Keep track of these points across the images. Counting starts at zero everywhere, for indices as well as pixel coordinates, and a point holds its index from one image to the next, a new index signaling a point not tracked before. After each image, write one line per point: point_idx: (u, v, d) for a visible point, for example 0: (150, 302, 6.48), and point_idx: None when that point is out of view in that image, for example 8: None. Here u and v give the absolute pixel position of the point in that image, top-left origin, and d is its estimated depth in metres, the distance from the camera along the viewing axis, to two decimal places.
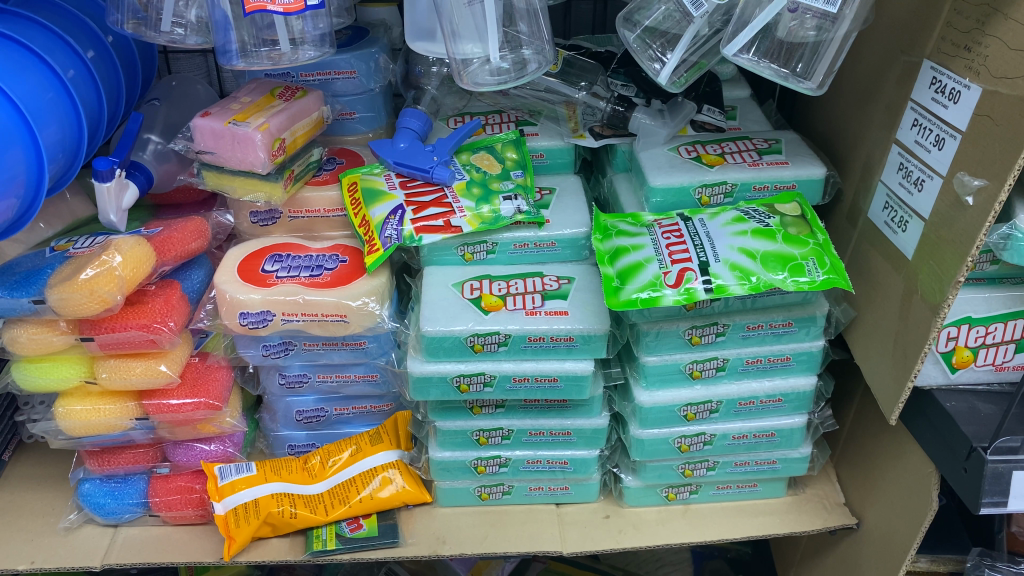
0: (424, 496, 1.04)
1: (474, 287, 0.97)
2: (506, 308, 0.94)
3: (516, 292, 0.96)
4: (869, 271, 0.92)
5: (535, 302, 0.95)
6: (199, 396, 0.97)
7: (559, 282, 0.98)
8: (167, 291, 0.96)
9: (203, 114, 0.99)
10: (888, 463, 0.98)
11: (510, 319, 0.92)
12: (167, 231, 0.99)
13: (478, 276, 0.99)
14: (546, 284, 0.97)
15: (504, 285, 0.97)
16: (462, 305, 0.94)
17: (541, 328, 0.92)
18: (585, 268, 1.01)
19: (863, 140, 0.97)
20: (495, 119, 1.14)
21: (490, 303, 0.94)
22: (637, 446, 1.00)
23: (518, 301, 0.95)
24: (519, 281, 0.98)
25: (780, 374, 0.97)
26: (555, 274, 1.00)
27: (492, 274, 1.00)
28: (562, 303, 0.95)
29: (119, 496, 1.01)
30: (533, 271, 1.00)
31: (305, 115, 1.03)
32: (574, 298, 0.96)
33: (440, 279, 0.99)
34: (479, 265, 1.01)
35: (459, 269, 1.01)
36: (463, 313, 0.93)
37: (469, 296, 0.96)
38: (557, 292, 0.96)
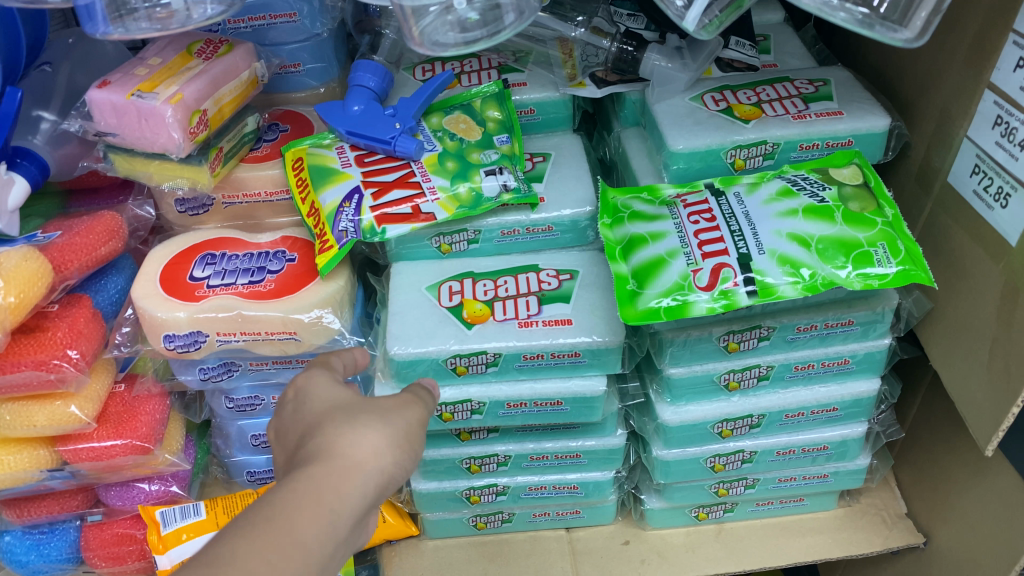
0: (410, 529, 0.89)
1: (454, 289, 0.78)
2: (494, 319, 0.75)
3: (507, 296, 0.77)
4: (951, 253, 0.73)
5: (530, 309, 0.76)
6: (125, 437, 0.79)
7: (561, 277, 0.79)
8: (73, 311, 0.77)
9: (100, 84, 0.78)
10: (966, 478, 0.80)
11: (500, 335, 0.73)
12: (68, 236, 0.79)
13: (459, 274, 0.80)
14: (543, 283, 0.78)
15: (492, 286, 0.78)
16: (440, 316, 0.75)
17: (539, 343, 0.73)
18: (592, 256, 0.81)
19: (939, 80, 0.76)
20: (473, 66, 0.93)
21: (475, 314, 0.75)
22: (661, 468, 0.83)
23: (509, 308, 0.76)
24: (509, 279, 0.79)
25: (836, 379, 0.79)
26: (553, 266, 0.80)
27: (476, 271, 0.80)
28: (566, 308, 0.76)
29: (43, 553, 0.84)
30: (527, 265, 0.81)
31: (231, 76, 0.82)
32: (580, 300, 0.76)
33: (411, 281, 0.80)
34: (462, 261, 0.82)
35: (434, 266, 0.81)
36: (443, 328, 0.74)
37: (448, 303, 0.77)
38: (558, 293, 0.77)
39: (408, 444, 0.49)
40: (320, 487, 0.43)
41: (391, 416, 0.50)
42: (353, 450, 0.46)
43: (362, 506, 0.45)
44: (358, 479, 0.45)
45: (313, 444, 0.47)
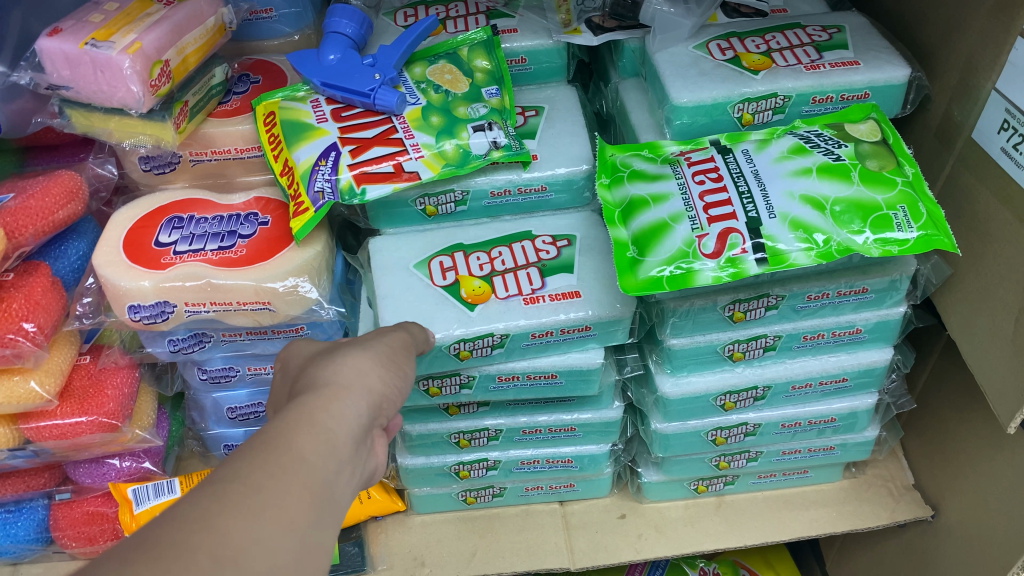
0: (396, 505, 0.85)
1: (446, 265, 0.72)
2: (496, 296, 0.70)
3: (505, 270, 0.72)
4: (974, 215, 0.68)
5: (533, 282, 0.71)
6: (90, 413, 0.74)
7: (560, 243, 0.74)
8: (30, 281, 0.72)
9: (51, 32, 0.71)
10: (979, 451, 0.76)
11: (507, 314, 0.68)
12: (22, 198, 0.73)
13: (450, 246, 0.74)
14: (542, 252, 0.73)
15: (486, 259, 0.73)
16: (436, 298, 0.70)
17: (549, 321, 0.68)
18: (591, 219, 0.76)
19: (963, 27, 0.70)
20: (460, 11, 0.86)
21: (475, 294, 0.70)
22: (660, 442, 0.79)
23: (510, 284, 0.71)
24: (504, 249, 0.74)
25: (848, 349, 0.75)
26: (548, 232, 0.75)
27: (466, 242, 0.75)
28: (571, 280, 0.71)
29: (9, 533, 0.80)
30: (521, 230, 0.75)
31: (195, 22, 0.75)
32: (586, 273, 0.71)
33: (396, 257, 0.74)
34: (449, 231, 0.76)
35: (420, 237, 0.76)
36: (442, 311, 0.69)
37: (442, 282, 0.71)
38: (559, 264, 0.72)
39: (393, 367, 0.51)
40: (313, 409, 0.42)
41: (369, 346, 0.51)
42: (341, 372, 0.47)
43: (362, 422, 0.45)
44: (352, 398, 0.45)
45: (304, 378, 0.47)
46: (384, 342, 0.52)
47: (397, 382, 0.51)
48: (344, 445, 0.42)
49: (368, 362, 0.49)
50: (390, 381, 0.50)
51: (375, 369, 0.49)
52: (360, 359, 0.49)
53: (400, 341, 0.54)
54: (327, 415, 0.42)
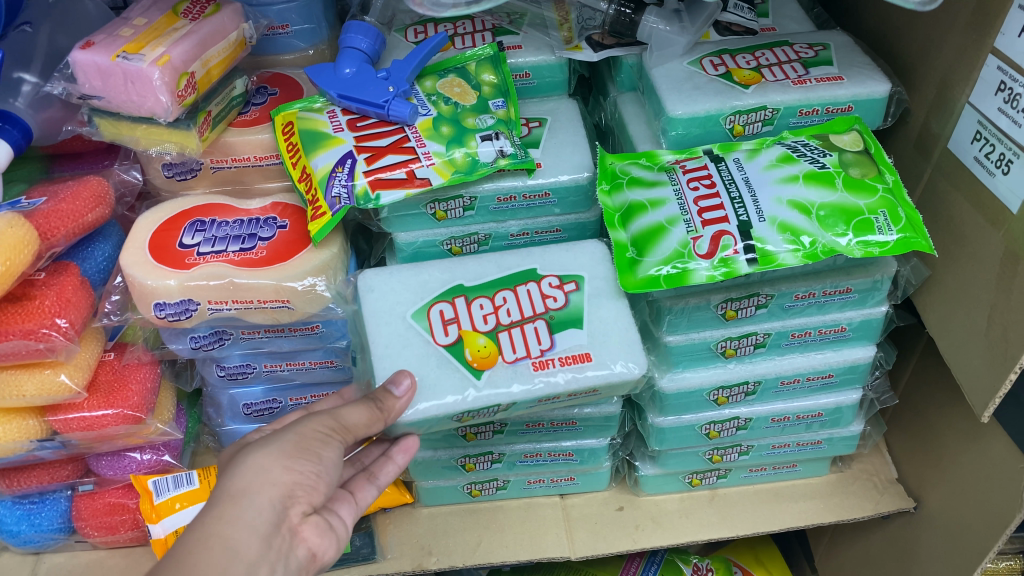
0: (404, 497, 0.89)
1: (447, 317, 0.74)
2: (504, 360, 0.71)
3: (510, 323, 0.73)
4: (951, 220, 0.73)
5: (542, 341, 0.72)
6: (116, 406, 0.78)
7: (568, 287, 0.76)
8: (60, 279, 0.76)
9: (84, 45, 0.75)
10: (958, 443, 0.81)
11: (514, 381, 0.70)
12: (53, 202, 0.77)
13: (452, 291, 0.76)
14: (550, 299, 0.75)
15: (491, 308, 0.74)
16: (440, 359, 0.71)
17: (556, 390, 0.71)
18: (598, 257, 0.78)
19: (940, 45, 0.75)
20: (466, 29, 0.91)
21: (480, 357, 0.71)
22: (656, 435, 0.83)
23: (516, 342, 0.72)
24: (506, 298, 0.75)
25: (833, 346, 0.79)
26: (554, 272, 0.77)
27: (467, 284, 0.76)
28: (580, 339, 0.72)
29: (34, 523, 0.83)
30: (526, 269, 0.77)
31: (219, 37, 0.80)
32: (592, 330, 0.73)
33: (395, 305, 0.75)
34: (449, 267, 0.78)
35: (421, 280, 0.77)
36: (446, 374, 0.71)
37: (445, 340, 0.73)
38: (567, 315, 0.74)
39: (307, 459, 0.60)
40: (213, 528, 0.54)
41: (284, 438, 0.61)
42: (245, 476, 0.58)
43: (261, 521, 0.56)
44: (251, 500, 0.56)
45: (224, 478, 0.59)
46: (301, 427, 0.62)
47: (315, 464, 0.60)
48: (244, 550, 0.54)
49: (272, 460, 0.59)
50: (301, 469, 0.59)
51: (286, 466, 0.59)
52: (264, 456, 0.59)
53: (328, 421, 0.63)
54: (226, 526, 0.54)
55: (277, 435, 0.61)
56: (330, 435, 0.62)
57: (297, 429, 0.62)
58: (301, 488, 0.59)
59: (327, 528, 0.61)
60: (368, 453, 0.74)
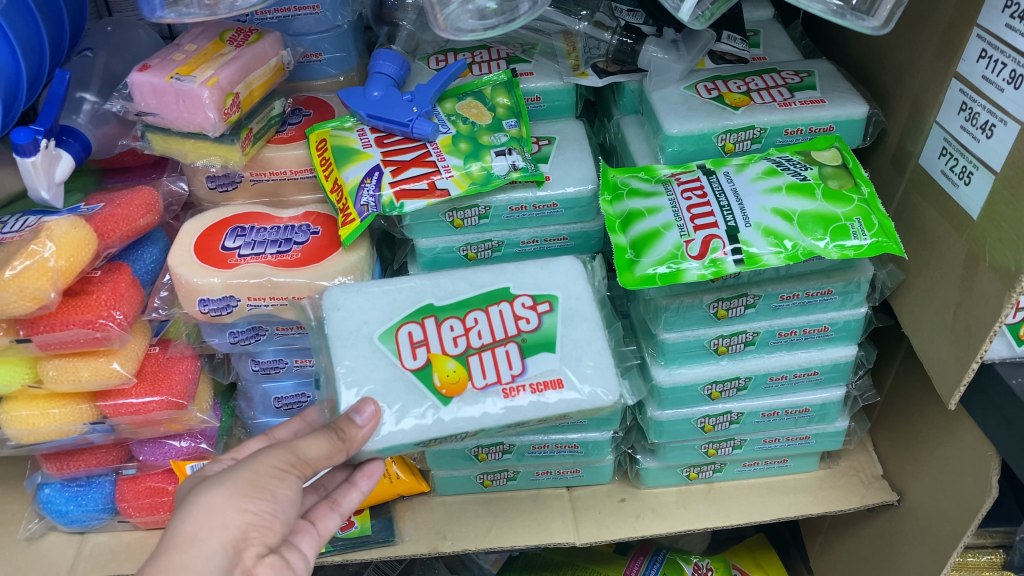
0: (421, 486, 0.95)
1: (416, 339, 0.75)
2: (472, 385, 0.72)
3: (480, 346, 0.74)
4: (921, 229, 0.80)
5: (512, 365, 0.73)
6: (161, 393, 0.86)
7: (541, 309, 0.76)
8: (114, 277, 0.84)
9: (141, 68, 0.84)
10: (936, 437, 0.87)
11: (482, 408, 0.72)
12: (109, 208, 0.86)
13: (423, 311, 0.76)
14: (522, 322, 0.76)
15: (462, 330, 0.75)
16: (408, 383, 0.72)
17: (525, 416, 0.72)
18: (572, 277, 0.79)
19: (913, 71, 0.83)
20: (483, 57, 1.00)
21: (449, 384, 0.72)
22: (655, 428, 0.90)
23: (485, 367, 0.73)
24: (476, 319, 0.76)
25: (817, 345, 0.86)
26: (526, 292, 0.78)
27: (437, 304, 0.77)
28: (553, 363, 0.74)
29: (81, 503, 0.91)
30: (498, 290, 0.78)
31: (260, 63, 0.88)
32: (565, 353, 0.74)
33: (364, 326, 0.76)
34: (421, 285, 0.78)
35: (392, 299, 0.77)
36: (413, 399, 0.72)
37: (413, 364, 0.73)
38: (538, 337, 0.75)
39: (263, 497, 0.62)
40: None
41: (237, 475, 0.62)
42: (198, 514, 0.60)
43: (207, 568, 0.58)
44: (200, 547, 0.58)
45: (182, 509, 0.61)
46: (255, 463, 0.63)
47: (270, 503, 0.62)
48: None
49: (225, 501, 0.60)
50: (255, 510, 0.61)
51: (242, 505, 0.60)
52: (218, 496, 0.60)
53: (287, 453, 0.64)
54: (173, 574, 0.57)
55: (231, 471, 0.62)
56: (286, 471, 0.63)
57: (250, 465, 0.63)
58: (255, 528, 0.61)
59: (284, 566, 0.64)
60: (331, 477, 0.76)
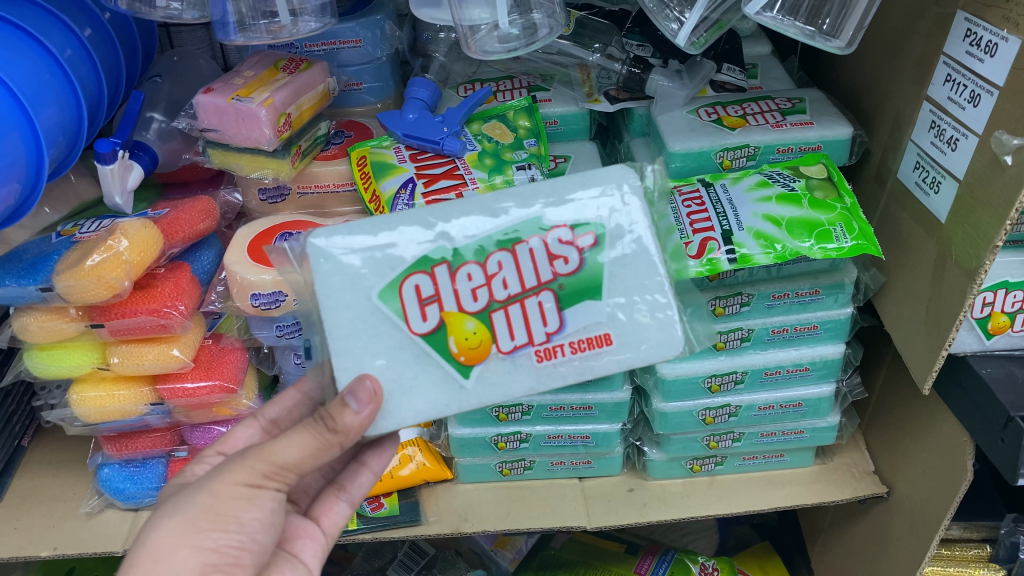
0: (445, 473, 1.04)
1: (423, 293, 0.65)
2: (499, 351, 0.65)
3: (507, 299, 0.65)
4: (899, 235, 0.89)
5: (548, 321, 0.66)
6: (213, 378, 0.96)
7: (584, 243, 0.66)
8: (176, 273, 0.94)
9: (205, 91, 0.95)
10: (920, 430, 0.95)
11: (514, 374, 0.66)
12: (174, 213, 0.97)
13: (432, 256, 0.65)
14: (559, 261, 0.65)
15: (482, 279, 0.65)
16: (418, 350, 0.65)
17: (565, 379, 0.67)
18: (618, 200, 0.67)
19: (892, 96, 0.93)
20: (507, 86, 1.11)
21: (469, 351, 0.65)
22: (660, 419, 0.98)
23: (512, 325, 0.65)
24: (502, 262, 0.65)
25: (808, 343, 0.94)
26: (564, 220, 0.66)
27: (449, 246, 0.65)
28: (596, 316, 0.66)
29: (138, 480, 1.00)
30: (531, 218, 0.65)
31: (310, 88, 1.00)
32: (611, 299, 0.66)
33: (358, 277, 0.65)
34: (426, 222, 0.65)
35: (390, 243, 0.65)
36: (425, 369, 0.65)
37: (423, 327, 0.65)
38: (577, 281, 0.65)
39: (227, 528, 0.59)
40: None
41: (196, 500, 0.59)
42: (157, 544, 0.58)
43: None
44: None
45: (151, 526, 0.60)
46: (216, 484, 0.59)
47: (235, 532, 0.59)
48: None
49: (179, 539, 0.57)
50: (217, 542, 0.58)
51: (208, 538, 0.58)
52: (176, 530, 0.58)
53: (262, 463, 0.60)
54: None
55: (191, 495, 0.60)
56: (254, 492, 0.60)
57: (212, 486, 0.59)
58: (217, 567, 0.58)
59: None
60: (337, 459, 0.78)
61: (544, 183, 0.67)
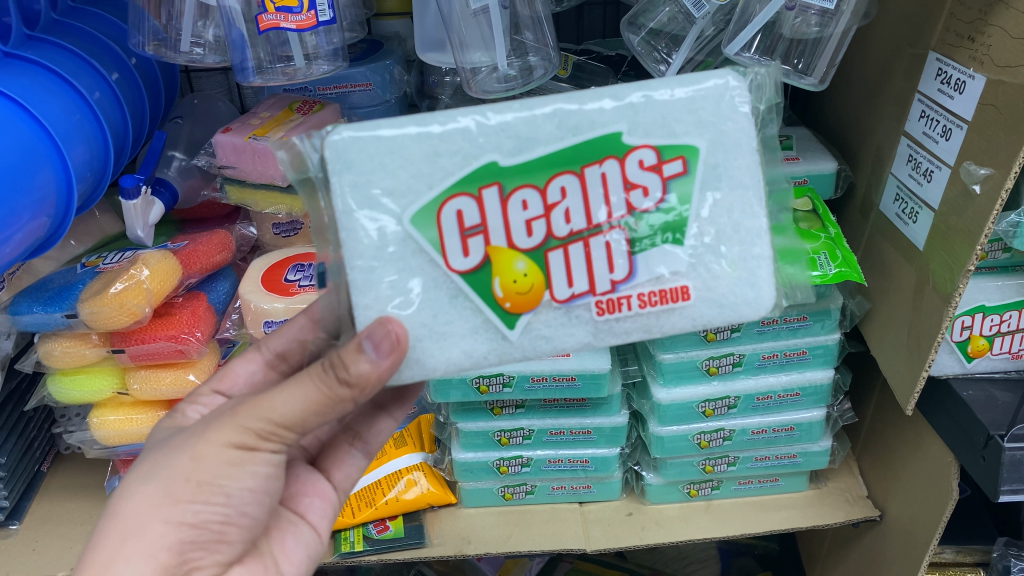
0: (449, 497, 1.07)
1: (469, 222, 0.58)
2: (553, 301, 0.60)
3: (567, 236, 0.59)
4: (882, 263, 0.93)
5: (614, 268, 0.59)
6: None
7: (669, 171, 0.59)
8: (193, 303, 0.99)
9: (223, 131, 1.01)
10: (907, 454, 0.98)
11: (567, 327, 0.61)
12: (192, 245, 1.02)
13: (481, 176, 0.58)
14: (637, 193, 0.59)
15: (541, 210, 0.58)
16: (455, 289, 0.59)
17: (628, 332, 0.61)
18: (713, 119, 0.60)
19: (873, 132, 0.98)
20: None
21: (515, 299, 0.59)
22: (656, 443, 1.01)
23: (571, 268, 0.59)
24: (566, 190, 0.58)
25: (797, 368, 0.98)
26: (651, 141, 0.59)
27: (502, 165, 0.58)
28: (674, 265, 0.60)
29: None
30: (608, 135, 0.58)
31: (322, 127, 1.05)
32: (695, 244, 0.60)
33: (387, 196, 0.58)
34: (477, 138, 0.58)
35: (432, 156, 0.58)
36: (462, 314, 0.60)
37: (464, 265, 0.59)
38: (654, 219, 0.59)
39: (211, 500, 0.57)
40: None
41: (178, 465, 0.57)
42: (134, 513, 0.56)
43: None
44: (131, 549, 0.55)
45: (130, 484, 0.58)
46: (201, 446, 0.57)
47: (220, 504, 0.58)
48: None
49: (152, 513, 0.56)
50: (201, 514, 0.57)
51: (188, 512, 0.57)
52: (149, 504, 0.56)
53: (257, 420, 0.57)
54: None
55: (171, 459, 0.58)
56: (244, 456, 0.57)
57: (194, 450, 0.57)
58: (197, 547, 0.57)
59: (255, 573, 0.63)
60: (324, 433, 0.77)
61: (628, 91, 0.59)
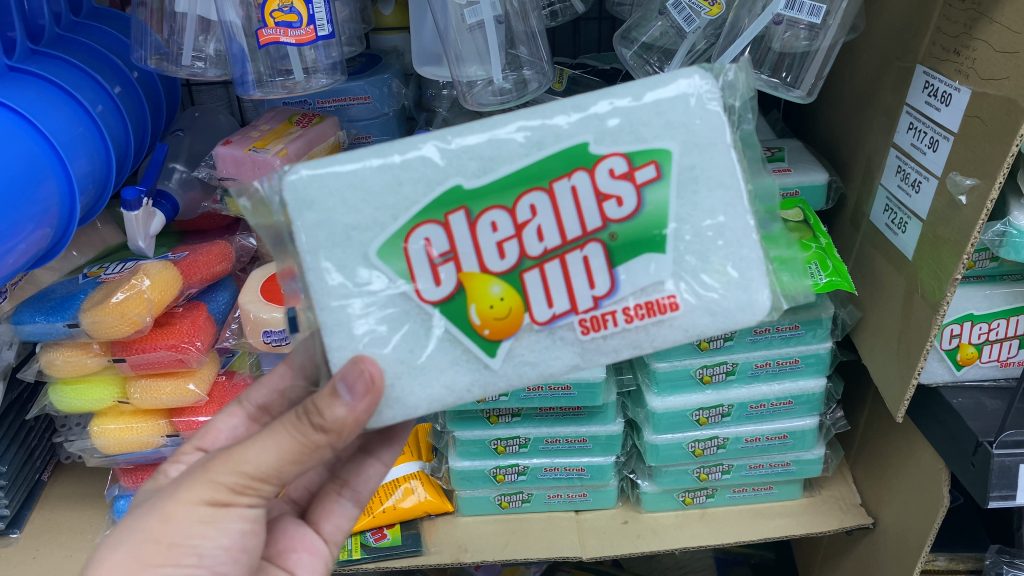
0: (446, 506, 1.08)
1: (437, 247, 0.59)
2: (534, 323, 0.60)
3: (541, 254, 0.59)
4: (872, 272, 0.95)
5: (595, 284, 0.60)
6: None
7: (642, 177, 0.59)
8: (193, 313, 1.00)
9: (224, 143, 1.02)
10: (899, 462, 0.99)
11: (552, 349, 0.61)
12: (192, 256, 1.03)
13: (446, 202, 0.58)
14: (611, 203, 0.59)
15: (511, 229, 0.59)
16: (429, 320, 0.60)
17: (619, 350, 0.61)
18: (683, 117, 0.60)
19: (863, 144, 0.99)
20: None
21: (493, 325, 0.59)
22: (651, 451, 1.02)
23: (549, 287, 0.60)
24: (538, 208, 0.59)
25: (790, 376, 0.99)
26: (619, 148, 0.59)
27: (466, 187, 0.58)
28: (658, 275, 0.60)
29: None
30: (575, 147, 0.59)
31: (321, 140, 1.06)
32: (677, 252, 0.60)
33: (352, 231, 0.59)
34: (434, 163, 0.59)
35: (394, 184, 0.59)
36: (441, 344, 0.60)
37: (437, 295, 0.59)
38: (631, 229, 0.60)
39: (183, 562, 0.56)
40: None
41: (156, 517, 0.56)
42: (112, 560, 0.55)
43: None
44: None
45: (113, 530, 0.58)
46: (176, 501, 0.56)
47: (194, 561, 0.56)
48: None
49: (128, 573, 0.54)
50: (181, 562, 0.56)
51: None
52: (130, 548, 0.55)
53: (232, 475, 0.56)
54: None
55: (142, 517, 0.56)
56: (216, 514, 0.56)
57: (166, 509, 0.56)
58: None
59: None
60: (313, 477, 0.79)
61: (590, 102, 0.59)
